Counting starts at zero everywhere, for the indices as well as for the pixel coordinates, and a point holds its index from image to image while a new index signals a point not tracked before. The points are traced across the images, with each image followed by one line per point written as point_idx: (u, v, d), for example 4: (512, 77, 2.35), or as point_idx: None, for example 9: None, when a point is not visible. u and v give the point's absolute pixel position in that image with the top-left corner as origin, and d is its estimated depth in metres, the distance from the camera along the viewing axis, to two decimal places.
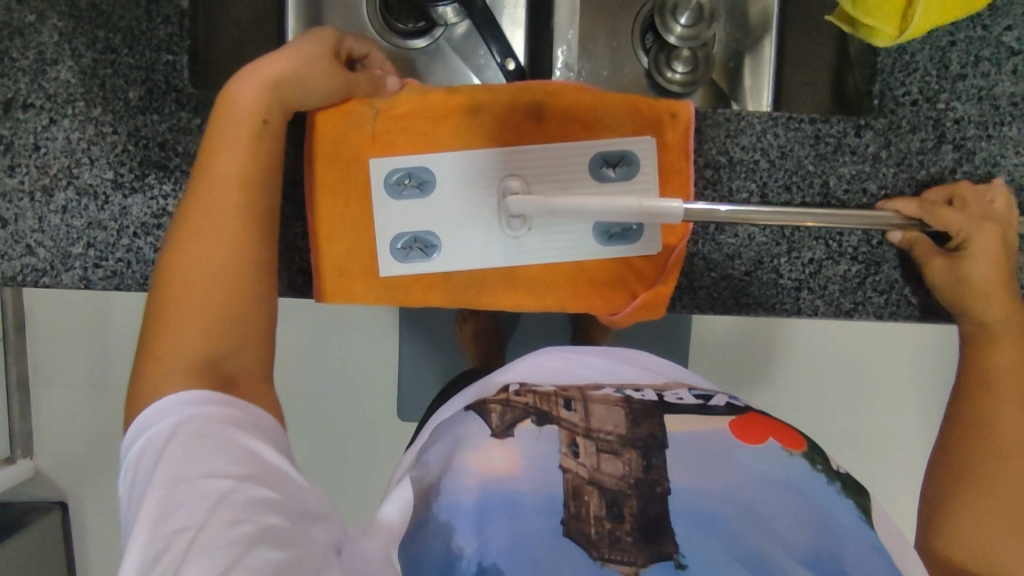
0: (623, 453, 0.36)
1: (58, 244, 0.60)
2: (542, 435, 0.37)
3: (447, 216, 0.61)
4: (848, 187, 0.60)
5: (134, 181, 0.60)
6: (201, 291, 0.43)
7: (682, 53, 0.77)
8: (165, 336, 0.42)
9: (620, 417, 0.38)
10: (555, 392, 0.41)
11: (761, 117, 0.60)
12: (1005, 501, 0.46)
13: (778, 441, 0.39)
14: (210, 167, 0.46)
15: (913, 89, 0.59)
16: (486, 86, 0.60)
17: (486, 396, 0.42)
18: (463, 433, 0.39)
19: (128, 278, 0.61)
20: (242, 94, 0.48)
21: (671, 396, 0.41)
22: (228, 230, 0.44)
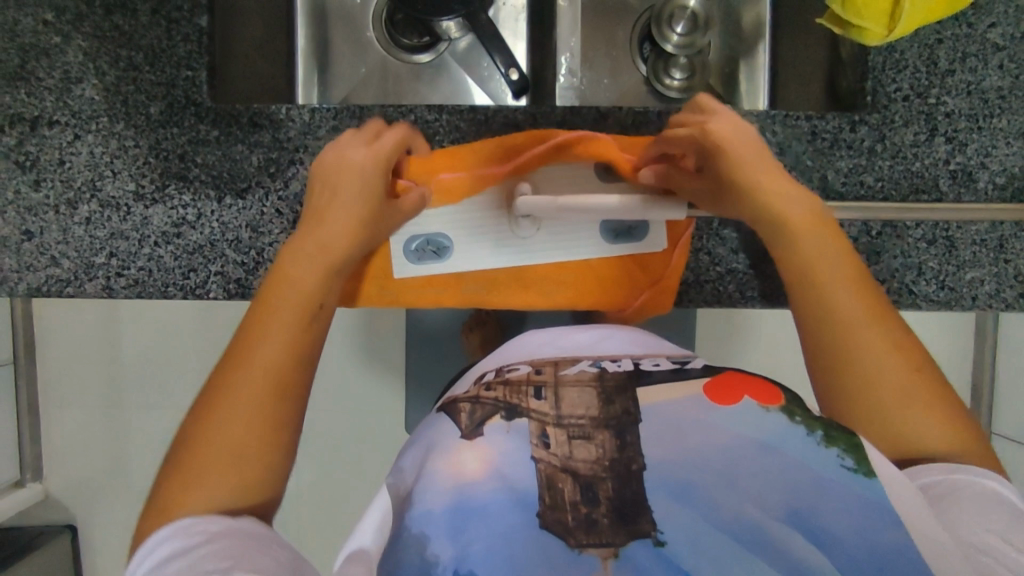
0: (596, 435, 0.37)
1: (82, 254, 0.62)
2: (512, 430, 0.38)
3: (460, 218, 0.63)
4: (845, 181, 0.62)
5: (155, 192, 0.62)
6: (228, 450, 0.44)
7: (680, 61, 0.82)
8: (193, 467, 0.43)
9: (591, 400, 0.39)
10: (525, 381, 0.42)
11: (758, 115, 0.62)
12: (892, 391, 0.46)
13: (755, 399, 0.39)
14: (255, 333, 0.48)
15: (904, 85, 0.61)
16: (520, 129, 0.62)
17: (458, 396, 0.43)
18: (432, 438, 0.40)
19: (149, 286, 0.63)
20: (303, 247, 0.53)
21: (647, 364, 0.44)
22: (265, 394, 0.46)
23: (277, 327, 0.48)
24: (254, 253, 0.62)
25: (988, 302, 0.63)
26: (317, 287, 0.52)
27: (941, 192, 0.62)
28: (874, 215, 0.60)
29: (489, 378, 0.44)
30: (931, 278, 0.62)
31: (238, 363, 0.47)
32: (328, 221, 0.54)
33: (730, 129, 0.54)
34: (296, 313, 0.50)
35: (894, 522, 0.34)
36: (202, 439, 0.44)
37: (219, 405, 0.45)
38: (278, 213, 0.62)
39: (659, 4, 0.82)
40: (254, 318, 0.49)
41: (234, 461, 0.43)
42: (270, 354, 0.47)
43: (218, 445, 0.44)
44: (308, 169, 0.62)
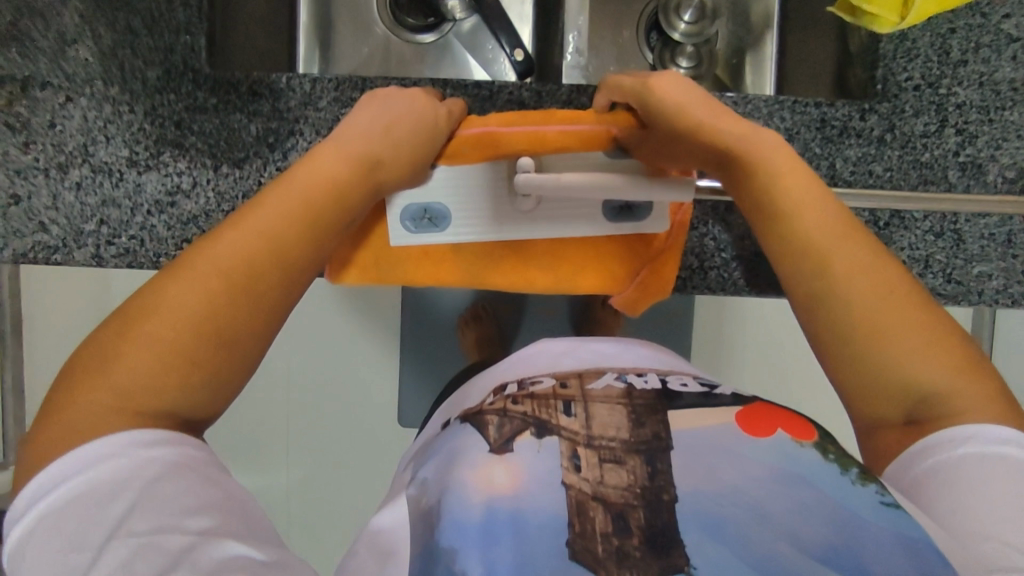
0: (628, 460, 0.36)
1: (72, 221, 0.61)
2: (543, 448, 0.36)
3: (460, 180, 0.57)
4: (853, 169, 0.61)
5: (149, 158, 0.60)
6: (171, 331, 0.37)
7: (687, 49, 0.81)
8: (145, 325, 0.37)
9: (623, 421, 0.38)
10: (553, 394, 0.40)
11: (767, 99, 0.61)
12: (911, 343, 0.43)
13: (789, 433, 0.38)
14: (251, 211, 0.42)
15: (915, 74, 0.60)
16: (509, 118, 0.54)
17: (483, 405, 0.42)
18: (459, 450, 0.38)
19: (140, 256, 0.61)
20: (335, 147, 0.47)
21: (676, 382, 0.43)
22: (228, 280, 0.39)
23: (280, 205, 0.42)
24: None
25: (994, 297, 0.62)
26: (338, 187, 0.45)
27: (949, 184, 0.61)
28: (880, 202, 0.61)
29: (511, 391, 0.42)
30: (938, 271, 0.62)
31: (233, 227, 0.41)
32: (359, 129, 0.49)
33: (691, 99, 0.51)
34: (310, 205, 0.43)
35: (927, 563, 0.32)
36: (165, 294, 0.38)
37: (203, 263, 0.39)
38: None
39: None
40: (270, 192, 0.43)
41: (189, 334, 0.37)
42: (250, 238, 0.40)
43: (174, 301, 0.37)
44: (307, 140, 0.61)
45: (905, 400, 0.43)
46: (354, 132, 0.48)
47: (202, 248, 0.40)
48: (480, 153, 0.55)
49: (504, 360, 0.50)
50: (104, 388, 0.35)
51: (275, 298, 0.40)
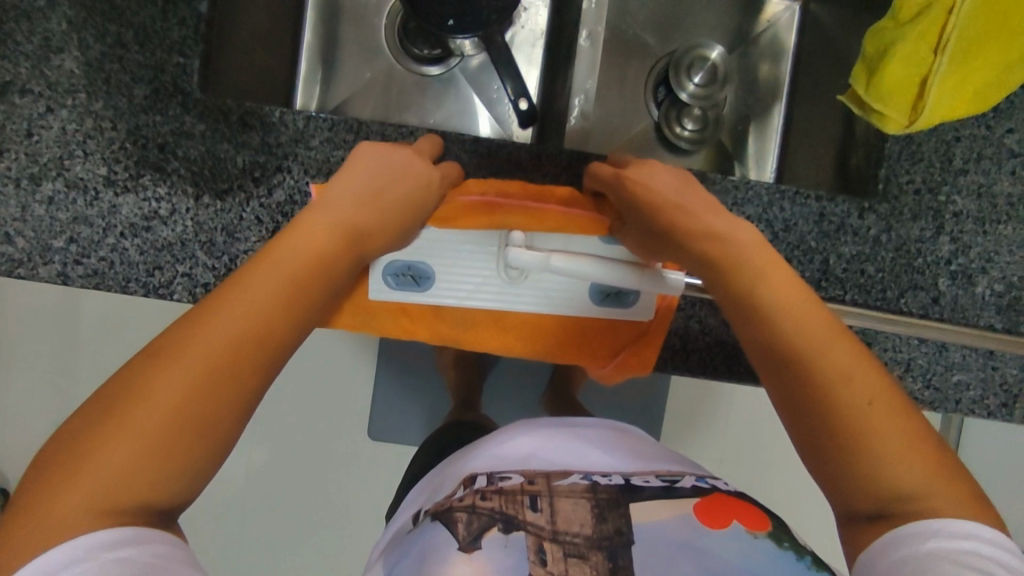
0: (591, 555, 0.33)
1: (39, 235, 0.58)
2: (510, 544, 0.34)
3: (445, 242, 0.56)
4: (846, 266, 0.61)
5: (127, 179, 0.58)
6: (157, 416, 0.33)
7: (694, 112, 0.80)
8: (122, 416, 0.33)
9: (586, 515, 0.35)
10: (521, 488, 0.38)
11: (768, 188, 0.60)
12: (890, 438, 0.37)
13: (743, 523, 0.36)
14: (245, 275, 0.38)
15: (916, 178, 0.60)
16: (508, 189, 0.56)
17: (452, 502, 0.39)
18: (426, 551, 0.36)
19: (108, 279, 0.59)
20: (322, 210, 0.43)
21: (637, 479, 0.39)
22: (219, 354, 0.35)
23: (272, 272, 0.38)
24: (227, 259, 0.59)
25: (970, 406, 0.62)
26: (329, 253, 0.41)
27: (938, 291, 0.61)
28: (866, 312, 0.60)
29: (480, 486, 0.39)
30: (918, 375, 0.61)
31: (225, 295, 0.37)
32: (353, 189, 0.45)
33: (669, 187, 0.49)
34: (297, 274, 0.39)
35: None
36: (146, 378, 0.34)
37: (185, 344, 0.35)
38: (258, 220, 0.59)
39: (680, 51, 0.81)
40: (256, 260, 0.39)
41: (168, 424, 0.33)
42: (244, 305, 0.37)
43: (162, 383, 0.34)
44: (294, 179, 0.59)
45: (876, 494, 0.37)
46: (349, 188, 0.45)
47: (190, 319, 0.36)
48: (471, 217, 0.55)
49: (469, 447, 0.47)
50: (81, 487, 0.31)
51: (269, 369, 0.37)
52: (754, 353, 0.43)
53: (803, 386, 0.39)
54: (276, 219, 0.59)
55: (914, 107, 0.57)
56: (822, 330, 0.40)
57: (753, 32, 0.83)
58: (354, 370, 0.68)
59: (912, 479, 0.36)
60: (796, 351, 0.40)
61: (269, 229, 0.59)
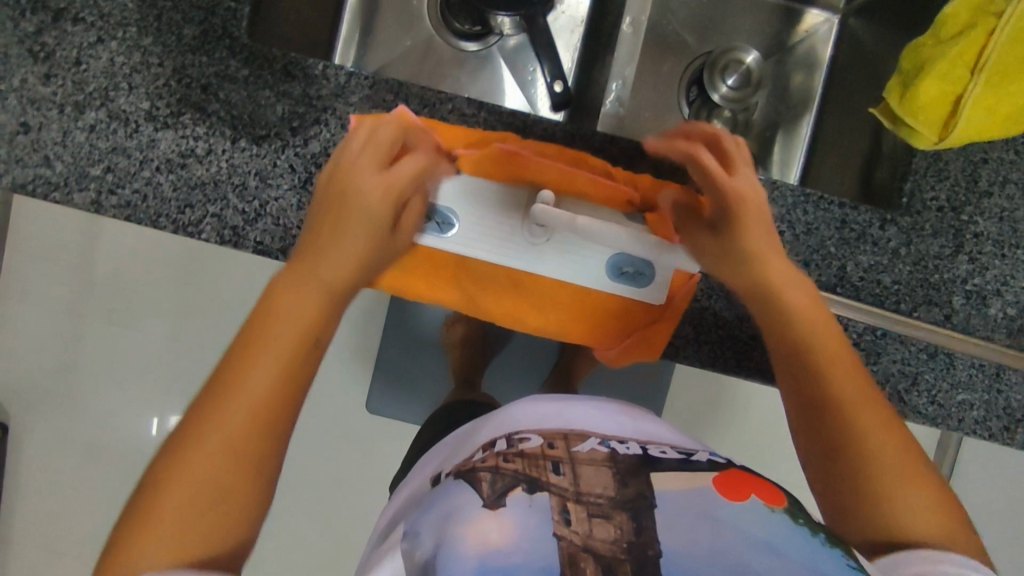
0: (614, 516, 0.37)
1: (76, 161, 0.59)
2: (534, 503, 0.38)
3: (474, 192, 0.58)
4: (863, 276, 0.61)
5: (168, 116, 0.59)
6: (209, 466, 0.37)
7: (723, 114, 0.81)
8: (170, 495, 0.37)
9: (609, 480, 0.39)
10: (542, 454, 0.42)
11: (793, 190, 0.61)
12: (898, 471, 0.40)
13: (761, 498, 0.40)
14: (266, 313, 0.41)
15: (941, 195, 0.61)
16: (544, 151, 0.58)
17: (474, 462, 0.43)
18: (454, 507, 0.39)
19: (141, 212, 0.60)
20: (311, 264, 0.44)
21: (655, 449, 0.43)
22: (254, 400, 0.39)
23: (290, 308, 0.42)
24: (257, 204, 0.60)
25: (972, 427, 0.63)
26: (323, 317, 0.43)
27: (951, 309, 0.62)
28: (879, 318, 0.61)
29: (501, 448, 0.43)
30: (923, 391, 0.62)
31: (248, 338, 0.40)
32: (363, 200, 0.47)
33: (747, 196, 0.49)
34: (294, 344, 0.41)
35: None
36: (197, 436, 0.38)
37: (220, 408, 0.38)
38: (292, 169, 0.60)
39: (716, 53, 0.82)
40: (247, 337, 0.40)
41: (220, 479, 0.37)
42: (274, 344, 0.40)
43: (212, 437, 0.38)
44: (331, 132, 0.60)
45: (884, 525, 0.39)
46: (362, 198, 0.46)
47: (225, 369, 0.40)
48: (501, 166, 0.57)
49: (483, 417, 0.50)
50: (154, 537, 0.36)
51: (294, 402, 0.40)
52: (784, 375, 0.45)
53: (825, 412, 0.42)
54: (309, 169, 0.60)
55: (945, 126, 0.57)
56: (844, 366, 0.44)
57: (791, 42, 0.84)
58: (368, 330, 0.69)
59: (914, 514, 0.39)
60: (825, 380, 0.43)
61: (301, 179, 0.60)
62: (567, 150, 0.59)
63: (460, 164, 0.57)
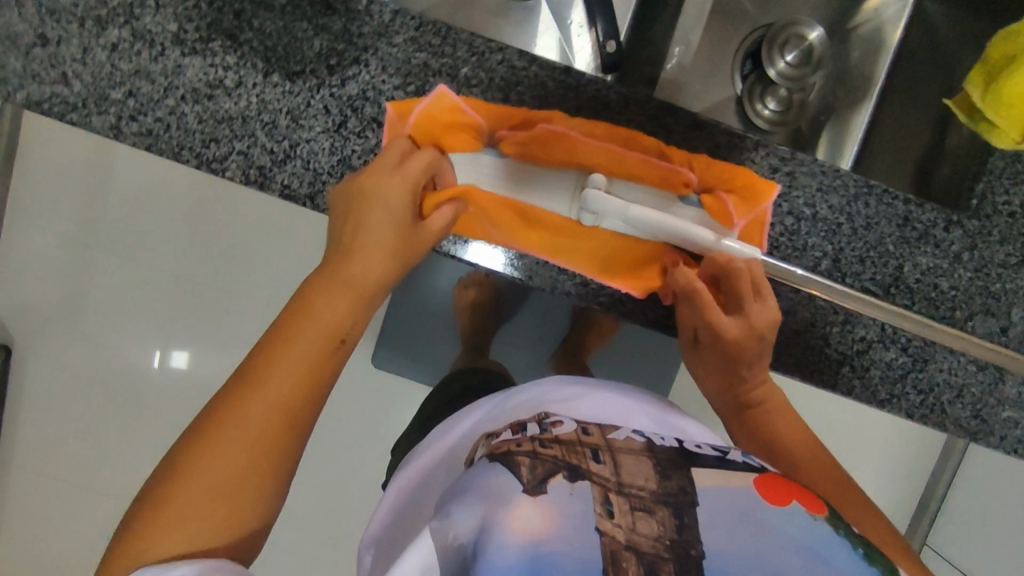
0: (657, 511, 0.36)
1: (97, 81, 0.55)
2: (575, 491, 0.36)
3: (519, 177, 0.57)
4: (919, 278, 0.58)
5: (197, 41, 0.55)
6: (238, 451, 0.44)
7: (779, 91, 0.77)
8: (193, 478, 0.43)
9: (651, 472, 0.38)
10: (581, 442, 0.41)
11: (857, 180, 0.57)
12: (831, 479, 0.49)
13: (802, 504, 0.39)
14: (278, 352, 0.47)
15: (1014, 200, 0.58)
16: (593, 130, 0.55)
17: (512, 448, 0.42)
18: (490, 487, 0.38)
19: (162, 142, 0.56)
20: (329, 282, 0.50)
21: (689, 444, 0.44)
22: (282, 399, 0.46)
23: (277, 385, 0.46)
24: (287, 144, 0.55)
25: (1012, 444, 0.60)
26: (325, 353, 0.48)
27: (1009, 321, 0.58)
28: (931, 332, 0.57)
29: (536, 432, 0.43)
30: (968, 404, 0.59)
31: (288, 339, 0.48)
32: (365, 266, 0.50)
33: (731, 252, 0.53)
34: (303, 369, 0.47)
35: None
36: (231, 418, 0.45)
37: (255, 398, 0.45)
38: (326, 110, 0.55)
39: (777, 25, 0.78)
40: (260, 354, 0.47)
41: (228, 478, 0.44)
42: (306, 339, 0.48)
43: (241, 432, 0.45)
44: (370, 73, 0.55)
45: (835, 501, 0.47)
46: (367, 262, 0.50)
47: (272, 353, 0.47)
48: (547, 149, 0.55)
49: (505, 394, 0.52)
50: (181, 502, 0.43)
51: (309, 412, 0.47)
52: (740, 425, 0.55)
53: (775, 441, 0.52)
54: (344, 112, 0.56)
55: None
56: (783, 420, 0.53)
57: (857, 19, 0.78)
58: None
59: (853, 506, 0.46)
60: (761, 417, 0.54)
61: (335, 121, 0.56)
62: (618, 129, 0.55)
63: (505, 147, 0.56)
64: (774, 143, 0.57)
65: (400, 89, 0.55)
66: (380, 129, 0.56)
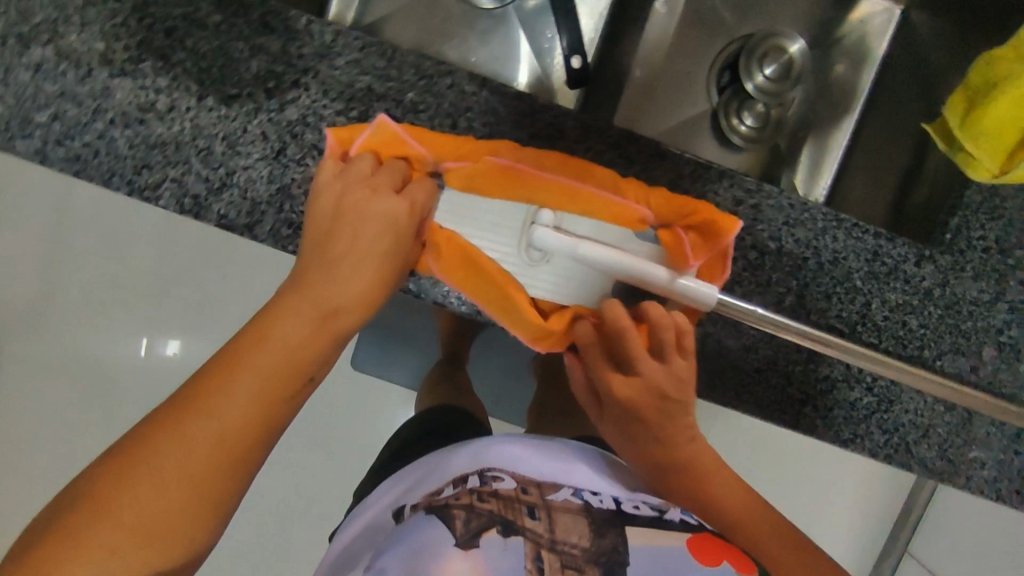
0: (587, 569, 0.38)
1: (19, 103, 0.51)
2: (508, 546, 0.39)
3: (468, 210, 0.54)
4: (888, 315, 0.56)
5: (126, 62, 0.51)
6: (188, 465, 0.40)
7: (757, 107, 0.74)
8: (125, 493, 0.38)
9: (584, 530, 0.41)
10: (518, 498, 0.43)
11: (824, 213, 0.54)
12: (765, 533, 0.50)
13: (733, 564, 0.40)
14: (239, 360, 0.43)
15: (990, 235, 0.55)
16: (540, 161, 0.52)
17: (450, 499, 0.44)
18: (424, 542, 0.41)
19: (91, 168, 0.52)
20: (301, 299, 0.47)
21: (627, 504, 0.45)
22: (246, 416, 0.42)
23: (236, 399, 0.42)
24: (223, 172, 0.52)
25: (981, 487, 0.58)
26: (293, 376, 0.44)
27: (980, 361, 0.56)
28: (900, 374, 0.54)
29: (475, 485, 0.45)
30: (934, 444, 0.57)
31: (251, 347, 0.44)
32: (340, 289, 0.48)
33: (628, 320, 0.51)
34: (275, 381, 0.43)
35: None
36: (182, 426, 0.41)
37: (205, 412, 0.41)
38: (263, 136, 0.52)
39: (755, 37, 0.75)
40: (229, 352, 0.44)
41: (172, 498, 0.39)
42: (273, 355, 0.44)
43: (196, 440, 0.40)
44: (311, 98, 0.52)
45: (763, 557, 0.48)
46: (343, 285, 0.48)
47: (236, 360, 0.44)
48: (495, 183, 0.52)
49: (457, 449, 0.53)
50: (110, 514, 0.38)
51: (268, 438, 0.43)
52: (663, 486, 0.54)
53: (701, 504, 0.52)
54: (283, 138, 0.52)
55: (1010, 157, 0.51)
56: (711, 475, 0.53)
57: (840, 31, 0.75)
58: None
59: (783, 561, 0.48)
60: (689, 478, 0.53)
61: (274, 148, 0.52)
62: (568, 159, 0.52)
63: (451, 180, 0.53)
64: (739, 174, 0.54)
65: (343, 114, 0.52)
66: (320, 156, 0.53)
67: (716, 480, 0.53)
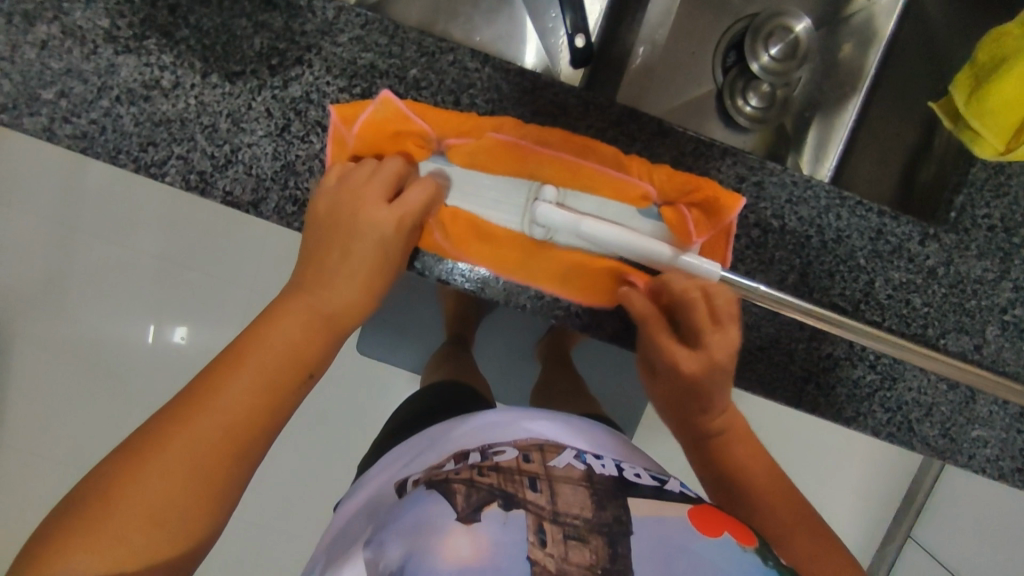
0: (591, 540, 0.39)
1: (27, 82, 0.52)
2: (508, 521, 0.40)
3: (473, 185, 0.56)
4: (891, 293, 0.56)
5: (130, 39, 0.52)
6: (196, 456, 0.41)
7: (762, 87, 0.73)
8: (132, 484, 0.40)
9: (586, 501, 0.41)
10: (519, 470, 0.43)
11: (828, 190, 0.54)
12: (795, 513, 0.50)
13: (733, 535, 0.41)
14: (242, 355, 0.46)
15: (995, 213, 0.54)
16: (543, 137, 0.53)
17: (450, 473, 0.44)
18: (424, 517, 0.41)
19: (98, 145, 0.53)
20: (300, 300, 0.49)
21: (629, 473, 0.45)
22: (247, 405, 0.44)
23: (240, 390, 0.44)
24: (229, 149, 0.53)
25: (984, 465, 0.58)
26: (296, 369, 0.47)
27: (983, 339, 0.56)
28: (901, 352, 0.54)
29: (476, 461, 0.45)
30: (936, 422, 0.57)
31: (256, 343, 0.46)
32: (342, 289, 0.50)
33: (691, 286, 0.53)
34: (277, 374, 0.46)
35: None
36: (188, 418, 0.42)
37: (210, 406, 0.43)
38: (268, 112, 0.52)
39: (761, 16, 0.73)
40: (232, 349, 0.46)
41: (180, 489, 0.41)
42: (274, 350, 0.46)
43: (201, 431, 0.42)
44: (314, 74, 0.52)
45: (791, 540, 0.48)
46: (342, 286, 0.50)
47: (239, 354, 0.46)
48: (499, 159, 0.54)
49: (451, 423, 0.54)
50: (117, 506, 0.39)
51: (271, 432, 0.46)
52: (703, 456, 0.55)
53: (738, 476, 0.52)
54: (287, 115, 0.53)
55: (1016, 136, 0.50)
56: (748, 452, 0.54)
57: (848, 9, 0.74)
58: None
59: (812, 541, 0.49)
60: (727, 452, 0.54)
61: (278, 125, 0.53)
62: (570, 136, 0.53)
63: (455, 156, 0.54)
64: (742, 151, 0.54)
65: (346, 91, 0.52)
66: (324, 134, 0.53)
67: (754, 456, 0.54)
